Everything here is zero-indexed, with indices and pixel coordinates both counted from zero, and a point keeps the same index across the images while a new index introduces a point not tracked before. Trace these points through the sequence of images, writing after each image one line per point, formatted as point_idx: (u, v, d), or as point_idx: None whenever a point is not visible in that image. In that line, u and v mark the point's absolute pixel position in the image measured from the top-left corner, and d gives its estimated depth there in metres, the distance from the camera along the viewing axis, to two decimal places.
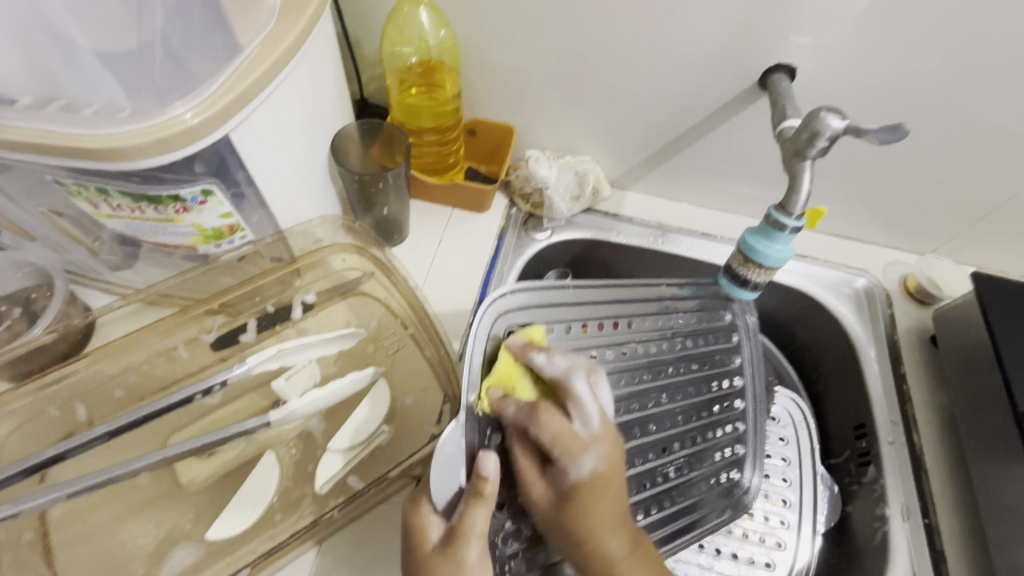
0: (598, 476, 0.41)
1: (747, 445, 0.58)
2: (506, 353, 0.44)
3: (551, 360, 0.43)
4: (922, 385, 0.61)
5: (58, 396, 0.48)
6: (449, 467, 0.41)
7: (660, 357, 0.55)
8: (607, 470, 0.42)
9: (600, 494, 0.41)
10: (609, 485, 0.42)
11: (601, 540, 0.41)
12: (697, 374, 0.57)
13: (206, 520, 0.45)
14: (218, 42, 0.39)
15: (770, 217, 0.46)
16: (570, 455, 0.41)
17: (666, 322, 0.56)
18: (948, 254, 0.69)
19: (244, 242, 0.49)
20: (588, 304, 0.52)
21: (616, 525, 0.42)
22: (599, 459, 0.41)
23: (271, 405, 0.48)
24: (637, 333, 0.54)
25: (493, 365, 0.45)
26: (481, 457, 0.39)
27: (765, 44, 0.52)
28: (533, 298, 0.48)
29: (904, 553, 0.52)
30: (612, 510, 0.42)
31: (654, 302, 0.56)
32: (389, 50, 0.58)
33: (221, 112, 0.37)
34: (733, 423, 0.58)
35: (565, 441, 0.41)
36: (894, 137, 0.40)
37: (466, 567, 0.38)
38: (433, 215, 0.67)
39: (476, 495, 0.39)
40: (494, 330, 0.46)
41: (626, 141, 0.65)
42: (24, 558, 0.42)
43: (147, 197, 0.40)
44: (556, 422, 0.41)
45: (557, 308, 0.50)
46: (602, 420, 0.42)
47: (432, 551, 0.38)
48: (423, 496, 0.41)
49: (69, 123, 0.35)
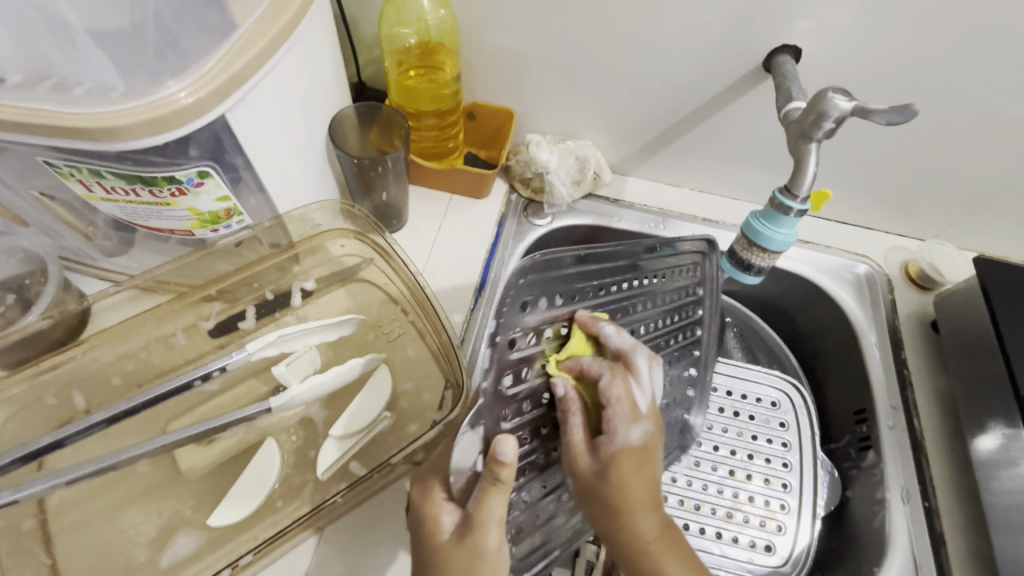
0: (644, 453, 0.43)
1: (697, 389, 0.61)
2: (577, 330, 0.49)
3: (619, 334, 0.48)
4: (922, 370, 0.61)
5: (53, 383, 0.47)
6: (465, 453, 0.43)
7: (652, 316, 0.57)
8: (651, 441, 0.44)
9: (639, 468, 0.42)
10: (649, 459, 0.43)
11: (635, 515, 0.41)
12: (670, 327, 0.58)
13: (206, 508, 0.44)
14: (213, 20, 0.38)
15: (774, 200, 0.46)
16: (622, 420, 0.44)
17: (650, 280, 0.56)
18: (949, 240, 0.69)
19: (242, 227, 0.48)
20: (592, 270, 0.51)
21: (651, 506, 0.42)
22: (645, 433, 0.44)
23: (271, 391, 0.48)
24: (630, 292, 0.55)
25: (506, 346, 0.46)
26: (499, 443, 0.39)
27: (770, 26, 0.51)
28: (545, 271, 0.48)
29: (903, 536, 0.52)
30: (650, 488, 0.42)
31: (644, 258, 0.55)
32: (388, 31, 0.57)
33: (215, 91, 0.36)
34: (687, 366, 0.60)
35: (622, 406, 0.44)
36: (902, 118, 0.40)
37: (485, 555, 0.39)
38: (432, 201, 0.66)
39: (493, 481, 0.39)
40: (509, 308, 0.46)
41: (627, 126, 0.64)
42: (24, 546, 0.41)
43: (142, 178, 0.39)
44: (619, 387, 0.45)
45: (565, 276, 0.49)
46: (651, 402, 0.46)
47: (448, 541, 0.40)
48: (436, 485, 0.42)
49: (60, 102, 0.35)
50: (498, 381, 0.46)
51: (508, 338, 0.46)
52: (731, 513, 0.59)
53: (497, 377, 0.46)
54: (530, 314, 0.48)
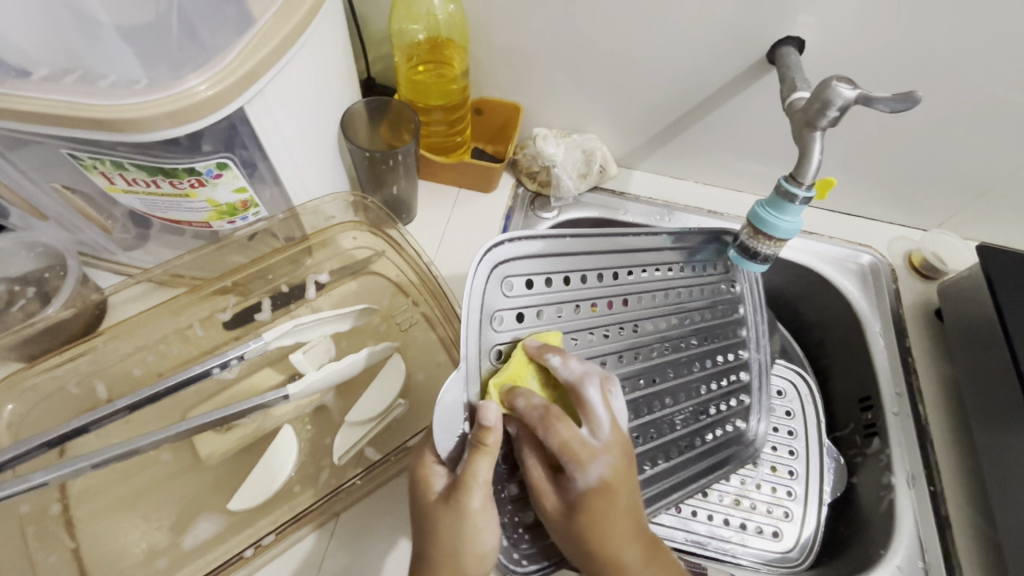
0: (608, 485, 0.39)
1: (753, 394, 0.59)
2: (522, 354, 0.43)
3: (567, 364, 0.41)
4: (927, 357, 0.62)
5: (76, 372, 0.48)
6: (449, 417, 0.40)
7: (671, 308, 0.54)
8: (616, 477, 0.39)
9: (610, 506, 0.39)
10: (617, 492, 0.39)
11: (614, 550, 0.40)
12: (696, 325, 0.56)
13: (225, 493, 0.45)
14: (230, 14, 0.39)
15: (780, 188, 0.47)
16: (577, 464, 0.38)
17: (666, 272, 0.54)
18: (952, 230, 0.69)
19: (258, 219, 0.49)
20: (583, 255, 0.49)
21: (628, 535, 0.40)
22: (608, 468, 0.39)
23: (287, 379, 0.49)
24: (642, 284, 0.52)
25: (488, 320, 0.43)
26: (481, 408, 0.38)
27: (774, 19, 0.52)
28: (531, 248, 0.45)
29: (910, 519, 0.53)
30: (625, 518, 0.40)
31: (657, 250, 0.53)
32: (398, 26, 0.58)
33: (233, 85, 0.37)
34: (735, 371, 0.59)
35: (573, 449, 0.38)
36: (905, 105, 0.40)
37: (468, 515, 0.37)
38: (441, 195, 0.67)
39: (479, 443, 0.38)
40: (489, 283, 0.44)
41: (632, 120, 0.65)
42: (49, 531, 0.42)
43: (162, 170, 0.40)
44: (568, 430, 0.38)
45: (558, 259, 0.47)
46: (613, 428, 0.40)
47: (436, 500, 0.38)
48: (428, 450, 0.41)
49: (85, 93, 0.36)
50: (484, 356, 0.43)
51: (495, 314, 0.44)
52: (737, 498, 0.60)
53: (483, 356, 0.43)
54: (516, 294, 0.45)
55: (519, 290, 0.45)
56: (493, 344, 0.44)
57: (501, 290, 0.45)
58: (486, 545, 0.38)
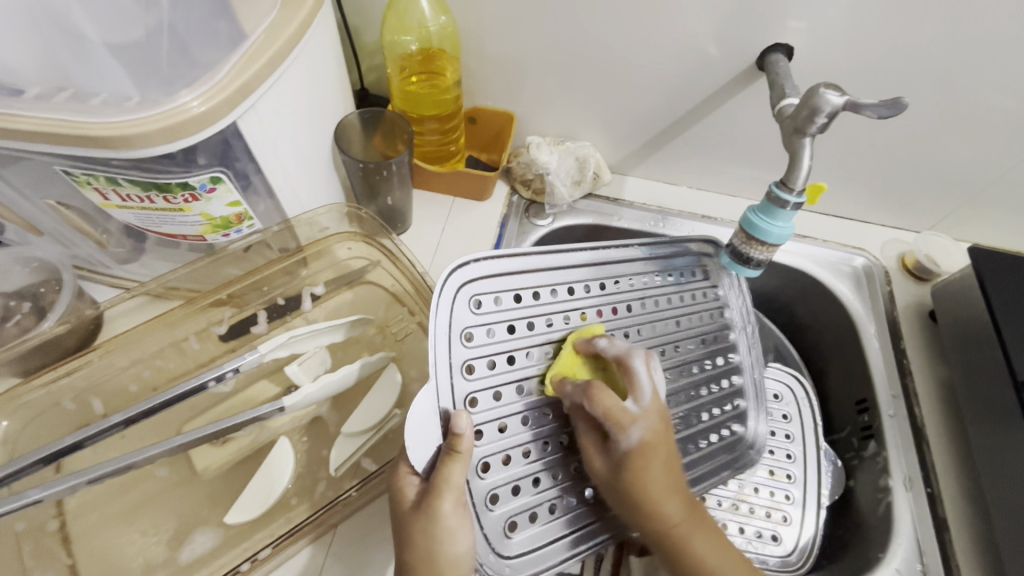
0: (649, 444, 0.42)
1: (747, 398, 0.58)
2: (569, 345, 0.46)
3: (613, 343, 0.45)
4: (921, 360, 0.62)
5: (71, 388, 0.48)
6: (420, 428, 0.39)
7: (653, 314, 0.54)
8: (657, 440, 0.42)
9: (653, 461, 0.42)
10: (659, 451, 0.42)
11: (662, 503, 0.42)
12: (683, 330, 0.56)
13: (221, 506, 0.45)
14: (222, 29, 0.39)
15: (771, 194, 0.47)
16: (620, 426, 0.41)
17: (642, 282, 0.54)
18: (945, 232, 0.70)
19: (251, 231, 0.49)
20: (549, 270, 0.49)
21: (673, 489, 0.43)
22: (646, 431, 0.42)
23: (284, 392, 0.49)
24: (616, 294, 0.52)
25: (460, 337, 0.43)
26: (454, 417, 0.39)
27: (763, 26, 0.53)
28: (496, 267, 0.46)
29: (907, 522, 0.53)
30: (670, 476, 0.43)
31: (631, 260, 0.54)
32: (390, 38, 0.58)
33: (226, 101, 0.37)
34: (727, 376, 0.58)
35: (619, 415, 0.41)
36: (893, 112, 0.40)
37: (441, 519, 0.37)
38: (435, 204, 0.67)
39: (450, 451, 0.38)
40: (458, 303, 0.44)
41: (626, 127, 0.66)
42: (45, 547, 0.42)
43: (156, 185, 0.40)
44: (611, 398, 0.42)
45: (524, 276, 0.47)
46: (653, 398, 0.43)
47: (410, 508, 0.38)
48: (402, 460, 0.41)
49: (77, 111, 0.36)
50: (458, 373, 0.43)
51: (465, 331, 0.44)
52: (737, 503, 0.60)
53: (458, 373, 0.43)
54: (486, 311, 0.45)
55: (490, 306, 0.45)
56: (465, 361, 0.43)
57: (470, 307, 0.44)
58: (461, 547, 0.38)
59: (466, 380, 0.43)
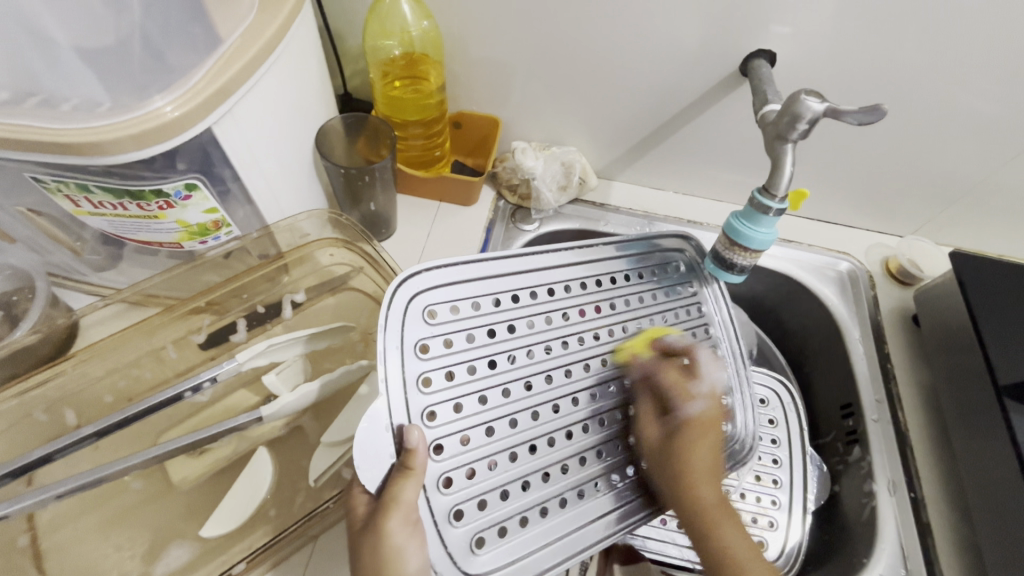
0: (705, 420, 0.48)
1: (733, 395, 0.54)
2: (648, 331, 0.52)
3: (680, 337, 0.52)
4: (905, 364, 0.62)
5: (44, 399, 0.47)
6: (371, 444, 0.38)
7: (625, 315, 0.52)
8: (713, 418, 0.48)
9: (699, 435, 0.47)
10: (705, 432, 0.47)
11: (698, 483, 0.44)
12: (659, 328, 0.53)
13: (198, 518, 0.44)
14: (198, 33, 0.39)
15: (754, 200, 0.47)
16: (683, 396, 0.49)
17: (610, 283, 0.52)
18: (927, 236, 0.70)
19: (230, 238, 0.49)
20: (509, 276, 0.48)
21: (709, 474, 0.45)
22: (704, 407, 0.49)
23: (263, 401, 0.49)
24: (582, 296, 0.50)
25: (413, 350, 0.42)
26: (405, 431, 0.38)
27: (745, 32, 0.53)
28: (450, 275, 0.45)
29: (891, 526, 0.53)
30: (710, 457, 0.46)
31: (597, 263, 0.52)
32: (372, 43, 0.58)
33: (201, 106, 0.37)
34: None
35: (682, 386, 0.49)
36: (873, 117, 0.40)
37: (387, 539, 0.36)
38: (421, 210, 0.67)
39: (401, 468, 0.37)
40: (409, 313, 0.42)
41: (611, 132, 0.66)
42: (15, 563, 0.41)
43: (130, 192, 0.39)
44: (676, 373, 0.50)
45: (480, 283, 0.46)
46: (715, 389, 0.51)
47: (359, 526, 0.37)
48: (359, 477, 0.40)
49: (47, 117, 0.35)
50: (412, 387, 0.41)
51: (419, 344, 0.42)
52: None
53: (411, 388, 0.41)
54: (440, 321, 0.44)
55: (444, 316, 0.44)
56: (420, 374, 0.41)
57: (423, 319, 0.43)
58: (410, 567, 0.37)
59: (422, 393, 0.41)
